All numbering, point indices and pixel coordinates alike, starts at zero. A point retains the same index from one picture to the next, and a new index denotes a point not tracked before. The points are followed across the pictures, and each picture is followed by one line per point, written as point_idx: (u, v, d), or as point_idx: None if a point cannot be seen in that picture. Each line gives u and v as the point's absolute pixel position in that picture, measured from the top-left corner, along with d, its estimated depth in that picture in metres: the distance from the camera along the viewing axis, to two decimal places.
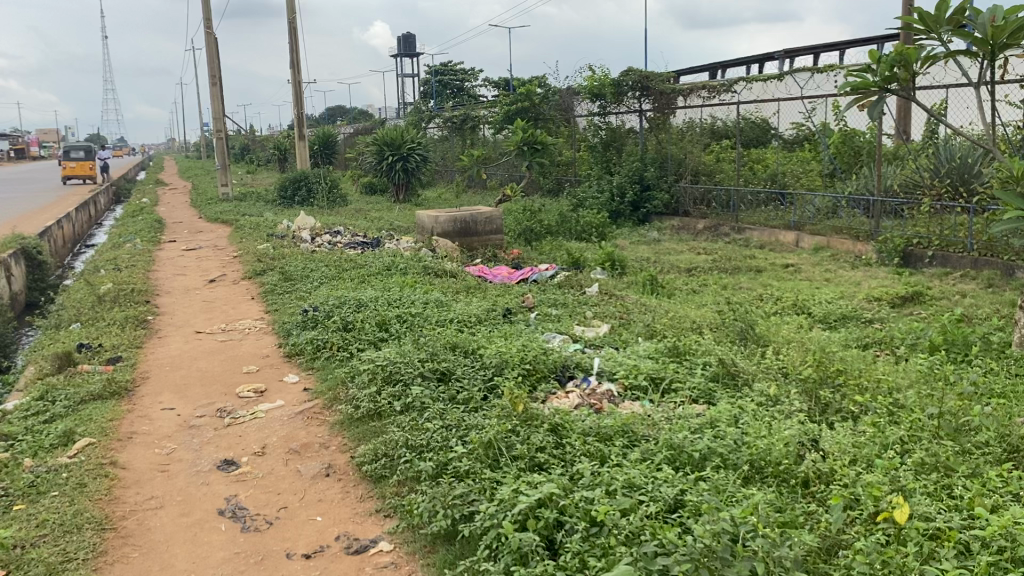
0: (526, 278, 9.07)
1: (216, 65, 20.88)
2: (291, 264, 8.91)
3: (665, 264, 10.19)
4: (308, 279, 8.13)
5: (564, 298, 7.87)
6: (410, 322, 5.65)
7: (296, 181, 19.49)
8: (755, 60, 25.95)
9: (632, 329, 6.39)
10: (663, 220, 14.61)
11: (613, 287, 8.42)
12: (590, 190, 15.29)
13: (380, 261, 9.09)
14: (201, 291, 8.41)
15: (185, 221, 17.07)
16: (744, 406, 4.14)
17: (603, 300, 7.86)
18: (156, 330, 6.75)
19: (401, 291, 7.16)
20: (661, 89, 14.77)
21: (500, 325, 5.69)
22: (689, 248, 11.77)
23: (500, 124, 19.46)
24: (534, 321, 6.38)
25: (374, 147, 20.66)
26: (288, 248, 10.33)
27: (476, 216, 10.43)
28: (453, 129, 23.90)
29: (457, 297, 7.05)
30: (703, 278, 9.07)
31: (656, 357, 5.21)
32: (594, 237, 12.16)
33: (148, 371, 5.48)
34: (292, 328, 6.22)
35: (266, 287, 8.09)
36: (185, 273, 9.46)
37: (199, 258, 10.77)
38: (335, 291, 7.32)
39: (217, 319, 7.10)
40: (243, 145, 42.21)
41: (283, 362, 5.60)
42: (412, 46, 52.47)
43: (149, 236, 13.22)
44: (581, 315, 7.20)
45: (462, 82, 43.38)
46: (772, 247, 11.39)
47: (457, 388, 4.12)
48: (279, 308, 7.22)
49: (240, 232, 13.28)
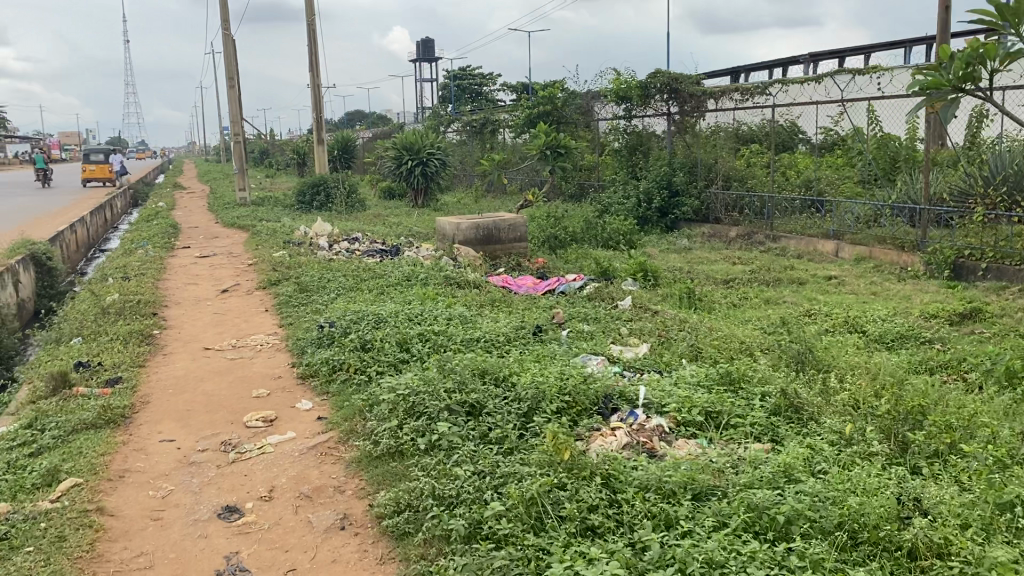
0: (553, 288, 8.57)
1: (233, 68, 20.55)
2: (308, 274, 8.46)
3: (699, 274, 9.67)
4: (324, 290, 7.68)
5: (595, 312, 7.38)
6: (434, 341, 5.16)
7: (314, 185, 19.12)
8: (778, 64, 25.41)
9: (673, 350, 5.89)
10: (693, 227, 14.07)
11: (646, 299, 7.92)
12: (616, 196, 14.78)
13: (399, 270, 8.64)
14: (212, 302, 7.98)
15: (201, 226, 16.72)
16: (815, 450, 3.63)
17: (637, 315, 7.36)
18: (162, 346, 6.32)
19: (422, 304, 6.68)
20: (691, 91, 14.27)
21: (533, 347, 5.21)
22: (722, 258, 11.24)
23: (521, 128, 19.00)
24: (567, 339, 5.89)
25: (393, 151, 20.26)
26: (305, 256, 9.89)
27: (499, 223, 9.94)
28: (473, 133, 23.47)
29: (482, 311, 6.57)
30: (742, 291, 8.54)
31: (708, 386, 4.71)
32: (621, 245, 11.66)
33: (149, 395, 5.02)
34: (306, 345, 5.76)
35: (280, 299, 7.64)
36: (196, 282, 9.05)
37: (212, 265, 10.37)
38: (352, 304, 6.85)
39: (227, 334, 6.66)
40: (261, 149, 42.03)
41: (296, 385, 5.13)
42: (431, 51, 52.21)
43: (163, 242, 12.86)
44: (615, 332, 6.70)
45: (481, 87, 43.06)
46: (810, 257, 10.86)
47: (490, 425, 3.62)
48: (293, 322, 6.77)
49: (256, 238, 12.89)
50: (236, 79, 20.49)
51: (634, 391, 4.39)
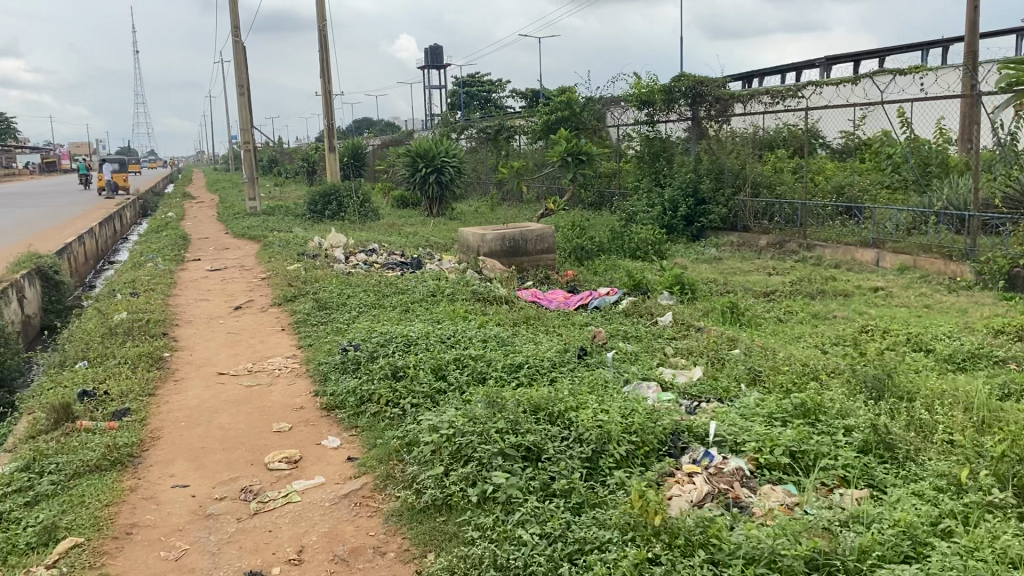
0: (586, 303, 8.10)
1: (244, 76, 20.20)
2: (326, 289, 8.01)
3: (737, 287, 9.17)
4: (344, 308, 7.21)
5: (635, 329, 6.89)
6: (473, 369, 4.69)
7: (326, 194, 18.70)
8: (793, 68, 24.97)
9: (730, 375, 5.38)
10: (720, 235, 13.55)
11: (686, 315, 7.43)
12: (640, 204, 14.28)
13: (422, 285, 8.16)
14: (225, 321, 7.52)
15: (212, 237, 16.30)
16: (928, 504, 3.14)
17: (679, 332, 6.86)
18: (173, 371, 5.85)
19: (453, 324, 6.20)
20: (716, 95, 13.98)
21: (582, 374, 4.72)
22: (757, 268, 10.74)
23: (539, 135, 18.55)
24: (614, 364, 5.39)
25: (406, 159, 19.82)
26: (321, 269, 9.44)
27: (526, 234, 9.46)
28: (486, 140, 23.05)
29: (518, 331, 6.09)
30: (787, 306, 8.04)
31: (781, 420, 4.22)
32: (650, 255, 11.18)
33: (159, 430, 4.55)
34: (330, 372, 5.29)
35: (298, 317, 7.18)
36: (208, 298, 8.60)
37: (224, 279, 9.92)
38: (376, 324, 6.38)
39: (242, 357, 6.19)
40: (271, 157, 41.71)
41: (320, 417, 4.67)
42: (440, 59, 51.87)
43: (172, 255, 12.42)
44: (660, 353, 6.20)
45: (490, 93, 42.67)
46: (850, 266, 10.36)
47: (552, 474, 3.14)
48: (312, 343, 6.29)
49: (269, 249, 12.44)
50: (246, 86, 20.12)
51: (704, 426, 3.91)
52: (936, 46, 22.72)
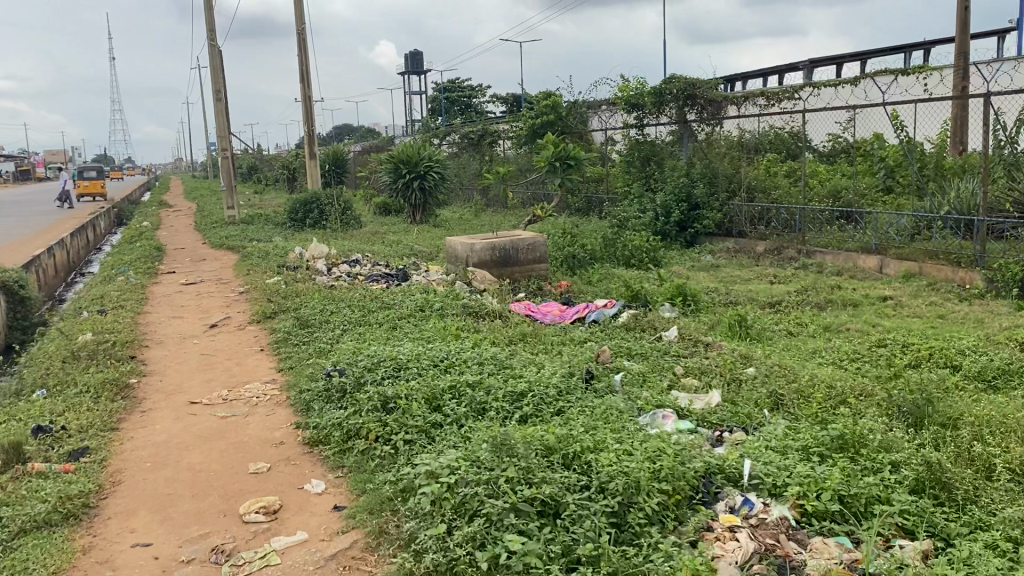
0: (583, 316, 7.66)
1: (220, 81, 19.66)
2: (307, 304, 7.52)
3: (740, 297, 8.76)
4: (326, 325, 6.72)
5: (639, 345, 6.46)
6: (471, 400, 4.24)
7: (306, 202, 18.18)
8: (775, 72, 24.77)
9: (750, 400, 4.95)
10: (715, 241, 13.17)
11: (692, 328, 7.00)
12: (631, 210, 13.86)
13: (410, 298, 7.69)
14: (199, 340, 7.02)
15: (188, 247, 15.75)
16: (1007, 564, 2.72)
17: (687, 349, 6.44)
18: (140, 400, 5.35)
19: (445, 344, 5.74)
20: (709, 97, 13.65)
21: (592, 404, 4.27)
22: (757, 276, 10.36)
23: (524, 140, 18.14)
24: (625, 388, 4.94)
25: (388, 165, 19.35)
26: (302, 282, 8.95)
27: (517, 243, 9.01)
28: (470, 145, 22.62)
29: (516, 351, 5.63)
30: (795, 318, 7.64)
31: (818, 454, 3.79)
32: (645, 263, 10.77)
33: (120, 473, 4.05)
34: (313, 401, 4.82)
35: (277, 336, 6.70)
36: (181, 314, 8.08)
37: (199, 293, 9.41)
38: (362, 344, 5.90)
39: (216, 382, 5.69)
40: (249, 164, 41.06)
41: (302, 455, 4.20)
42: (419, 64, 51.41)
43: (145, 267, 11.88)
44: (668, 372, 5.77)
45: (470, 99, 42.29)
46: (853, 273, 10.00)
47: (578, 537, 2.70)
48: (294, 366, 5.80)
49: (247, 261, 11.93)
50: (223, 91, 19.56)
51: (736, 466, 3.49)
52: (920, 47, 22.54)
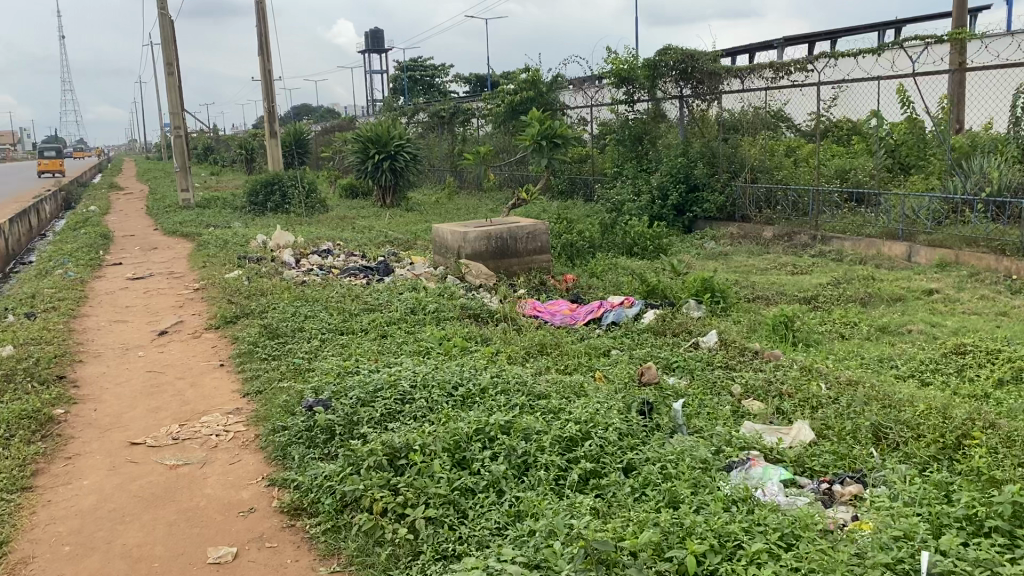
0: (598, 317, 6.64)
1: (172, 54, 18.18)
2: (275, 308, 6.34)
3: (767, 291, 7.76)
4: (299, 335, 5.55)
5: (678, 356, 5.42)
6: (509, 451, 3.17)
7: (267, 184, 16.85)
8: (753, 49, 23.86)
9: (848, 436, 3.91)
10: (717, 225, 12.18)
11: (734, 332, 5.96)
12: (625, 191, 12.80)
13: (397, 299, 6.56)
14: (144, 353, 5.82)
15: (139, 234, 14.40)
16: None
17: (735, 359, 5.40)
18: (64, 440, 4.17)
19: (452, 361, 4.63)
20: (709, 70, 12.24)
21: (667, 455, 3.22)
22: (774, 266, 9.37)
23: (501, 117, 16.97)
24: (691, 422, 3.87)
25: (356, 144, 18.07)
26: (267, 278, 7.77)
27: (515, 232, 7.87)
28: (441, 124, 21.39)
29: (542, 373, 4.53)
30: (841, 317, 6.65)
31: (997, 531, 2.75)
32: (649, 250, 9.75)
33: (25, 568, 2.90)
34: (293, 448, 3.72)
35: (241, 349, 5.54)
36: (124, 318, 6.86)
37: (148, 290, 8.16)
38: (349, 363, 4.77)
39: (164, 413, 4.52)
40: (205, 145, 39.31)
41: (281, 529, 3.10)
42: (380, 42, 49.87)
43: (87, 259, 10.56)
44: (725, 395, 4.72)
45: (433, 78, 40.90)
46: (881, 263, 9.07)
47: None
48: (263, 392, 4.66)
49: (203, 251, 10.67)
50: (175, 65, 18.10)
51: (907, 562, 2.46)
52: (897, 25, 21.84)
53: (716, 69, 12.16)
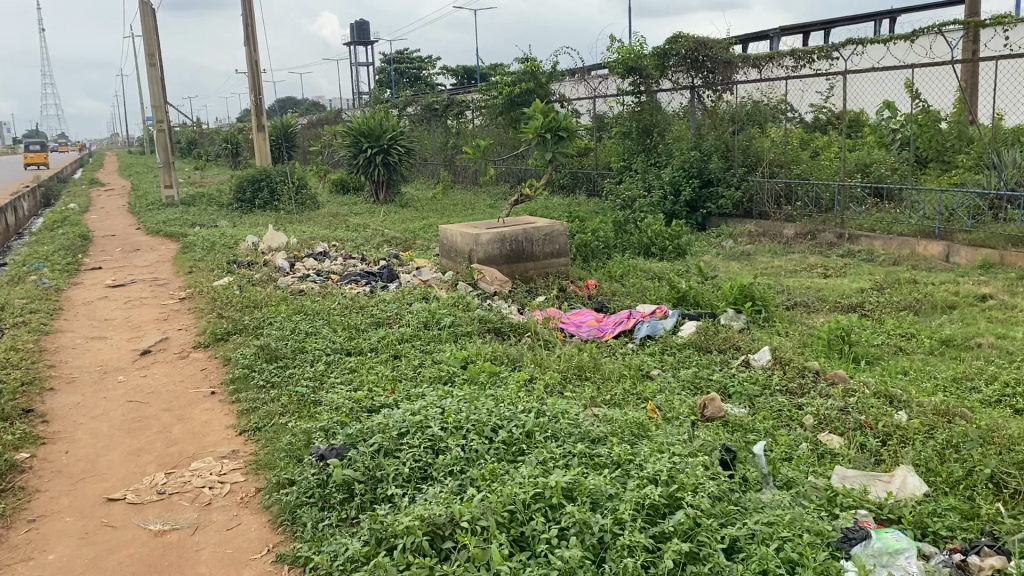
0: (628, 330, 6.02)
1: (153, 44, 17.39)
2: (272, 323, 5.68)
3: (805, 297, 7.15)
4: (300, 357, 4.89)
5: (733, 380, 4.82)
6: (581, 527, 2.54)
7: (255, 180, 16.13)
8: (750, 39, 23.20)
9: (964, 487, 3.31)
10: (732, 222, 11.59)
11: (786, 348, 5.36)
12: (634, 187, 12.18)
13: (408, 310, 5.92)
14: (124, 377, 5.14)
15: (121, 234, 13.68)
16: None
17: (795, 383, 4.80)
18: (27, 495, 3.49)
19: (483, 392, 3.98)
20: (723, 59, 11.60)
21: (772, 528, 2.60)
22: (803, 267, 8.79)
23: (499, 110, 16.32)
24: (780, 471, 3.27)
25: (347, 138, 17.36)
26: (261, 286, 7.09)
27: (531, 233, 7.24)
28: (434, 116, 20.69)
29: (589, 407, 3.90)
30: (896, 329, 6.05)
31: None
32: (667, 251, 9.13)
33: None
34: (305, 512, 3.08)
35: (236, 373, 4.87)
36: (103, 334, 6.18)
37: (129, 300, 7.47)
38: (363, 393, 4.13)
39: (148, 458, 3.86)
40: (189, 139, 38.39)
41: None
42: (366, 34, 48.99)
43: (64, 263, 9.84)
44: (797, 428, 4.12)
45: (420, 70, 40.09)
46: (919, 264, 8.50)
47: None
48: (264, 431, 4.01)
49: (189, 253, 9.99)
50: (157, 56, 17.34)
51: None
52: (893, 15, 21.25)
53: (730, 58, 11.56)
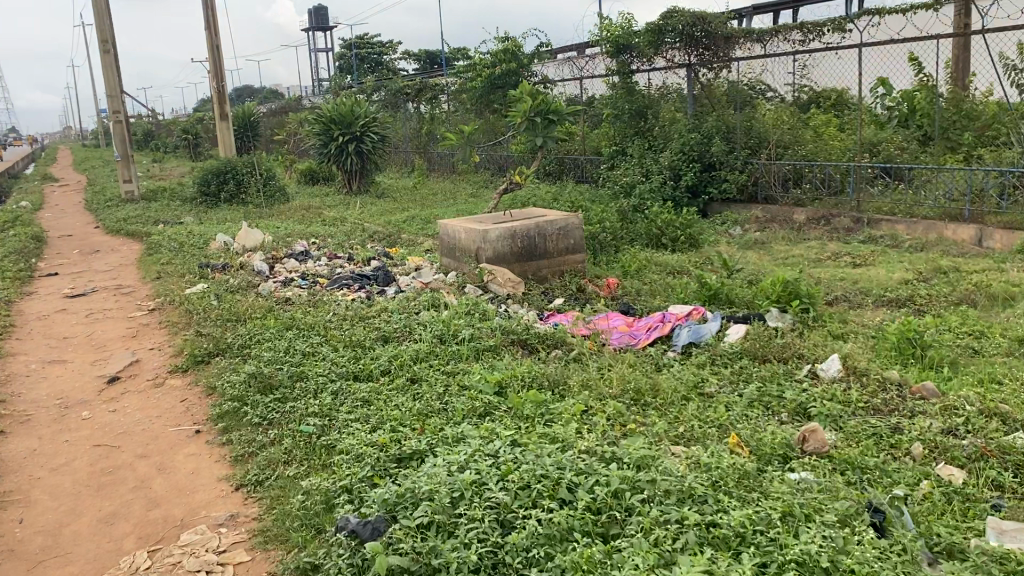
0: (665, 336, 5.33)
1: (106, 29, 16.29)
2: (263, 341, 4.91)
3: (844, 291, 6.53)
4: (300, 387, 4.12)
5: (810, 397, 4.15)
6: None
7: (220, 172, 15.16)
8: None
9: None
10: (736, 208, 10.95)
11: (857, 355, 4.72)
12: (630, 172, 11.50)
13: (418, 321, 5.17)
14: (90, 414, 4.32)
15: (78, 234, 12.69)
16: None
17: (882, 399, 4.17)
18: None
19: (539, 433, 3.27)
20: (722, 34, 10.92)
21: None
22: (827, 254, 8.17)
23: (477, 94, 15.52)
24: (938, 535, 2.59)
25: (316, 127, 16.44)
26: (242, 294, 6.29)
27: (544, 228, 6.54)
28: (405, 102, 19.79)
29: (670, 448, 3.20)
30: (962, 327, 5.43)
31: None
32: (679, 241, 8.47)
33: None
34: None
35: (225, 407, 4.09)
36: (61, 357, 5.33)
37: (91, 313, 6.61)
38: (389, 435, 3.38)
39: (125, 530, 3.08)
40: (145, 131, 36.98)
41: None
42: (325, 19, 47.57)
43: (14, 268, 8.90)
44: (908, 460, 3.47)
45: (382, 55, 38.88)
46: (951, 249, 7.92)
47: None
48: (269, 488, 3.26)
49: (154, 255, 9.10)
50: (110, 42, 16.25)
51: None
52: None
53: (731, 33, 10.84)
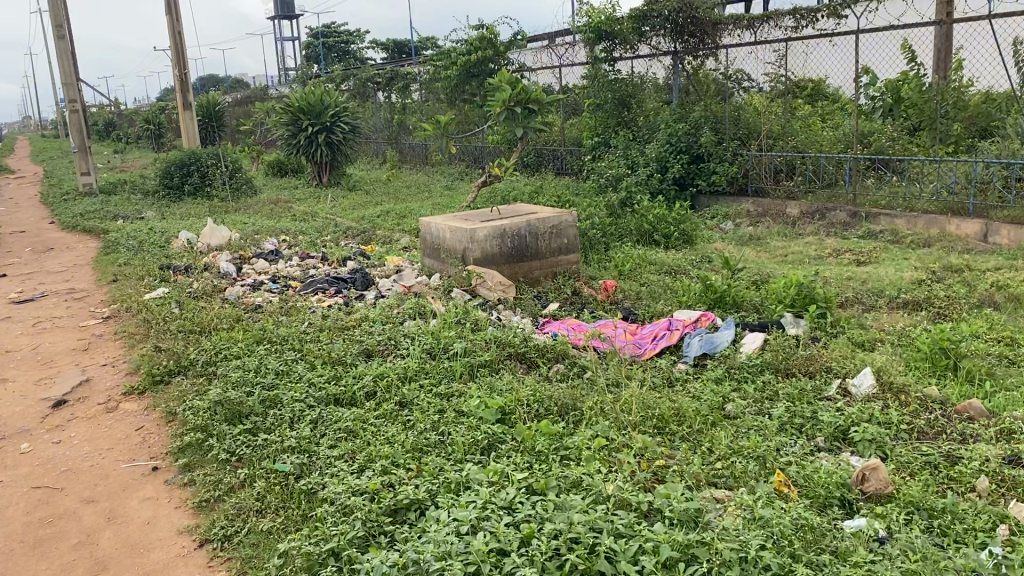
0: (674, 345, 4.87)
1: (60, 14, 15.47)
2: (230, 357, 4.37)
3: (855, 292, 6.11)
4: (273, 415, 3.60)
5: (848, 418, 3.71)
6: None
7: (183, 164, 14.47)
8: None
9: None
10: (726, 200, 10.54)
11: (890, 368, 4.29)
12: (615, 164, 11.03)
13: (403, 333, 4.65)
14: (30, 447, 3.77)
15: (31, 230, 11.98)
16: None
17: (926, 420, 3.74)
18: None
19: (556, 476, 2.79)
20: (711, 20, 10.45)
21: None
22: (828, 251, 7.77)
23: (452, 83, 14.94)
24: None
25: (284, 116, 15.77)
26: (205, 301, 5.71)
27: (535, 225, 6.05)
28: (376, 91, 19.13)
29: (711, 495, 2.74)
30: (990, 334, 5.03)
31: None
32: (673, 237, 8.02)
33: None
34: None
35: (186, 439, 3.56)
36: (2, 375, 4.75)
37: (39, 322, 6.01)
38: (380, 478, 2.88)
39: None
40: (105, 121, 35.85)
41: None
42: (290, 7, 46.47)
43: None
44: (977, 498, 3.03)
45: (349, 44, 38.01)
46: (958, 245, 7.57)
47: None
48: (240, 545, 2.75)
49: (111, 254, 8.46)
50: (65, 28, 15.44)
51: None
52: None
53: (720, 19, 10.38)
